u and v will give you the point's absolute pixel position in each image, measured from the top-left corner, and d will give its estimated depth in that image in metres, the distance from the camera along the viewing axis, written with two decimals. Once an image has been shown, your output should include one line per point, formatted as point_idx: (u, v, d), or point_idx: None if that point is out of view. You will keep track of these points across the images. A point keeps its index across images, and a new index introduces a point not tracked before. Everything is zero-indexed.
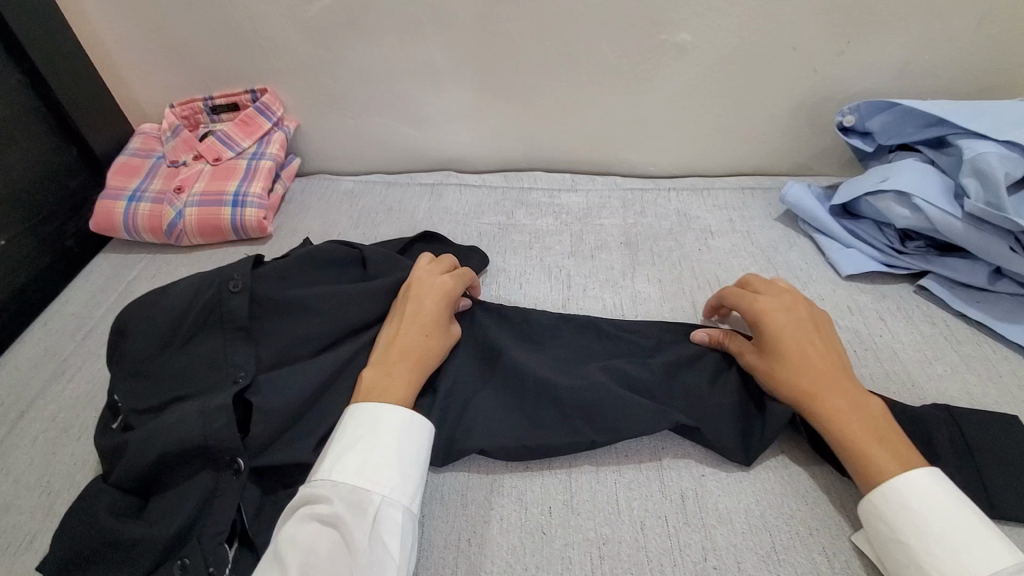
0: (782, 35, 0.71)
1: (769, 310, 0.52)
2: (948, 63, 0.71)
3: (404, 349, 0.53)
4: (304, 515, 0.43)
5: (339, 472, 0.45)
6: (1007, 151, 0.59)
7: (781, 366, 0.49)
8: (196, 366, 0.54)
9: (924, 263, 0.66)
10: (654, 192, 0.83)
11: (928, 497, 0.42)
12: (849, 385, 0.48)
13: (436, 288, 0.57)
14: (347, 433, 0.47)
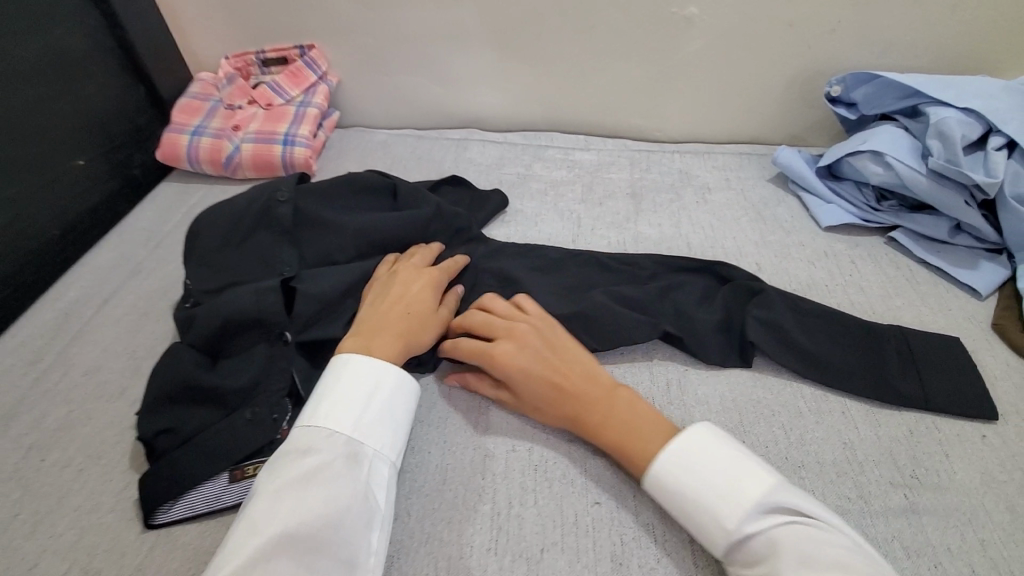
0: (779, 12, 0.80)
1: (507, 356, 0.53)
2: (925, 45, 0.80)
3: (385, 326, 0.54)
4: (289, 470, 0.43)
5: (331, 428, 0.47)
6: (965, 117, 0.68)
7: (542, 407, 0.52)
8: (252, 260, 0.63)
9: (896, 219, 0.74)
10: (659, 153, 0.92)
11: (670, 493, 0.45)
12: (601, 398, 0.50)
13: (422, 276, 0.60)
14: (343, 388, 0.49)
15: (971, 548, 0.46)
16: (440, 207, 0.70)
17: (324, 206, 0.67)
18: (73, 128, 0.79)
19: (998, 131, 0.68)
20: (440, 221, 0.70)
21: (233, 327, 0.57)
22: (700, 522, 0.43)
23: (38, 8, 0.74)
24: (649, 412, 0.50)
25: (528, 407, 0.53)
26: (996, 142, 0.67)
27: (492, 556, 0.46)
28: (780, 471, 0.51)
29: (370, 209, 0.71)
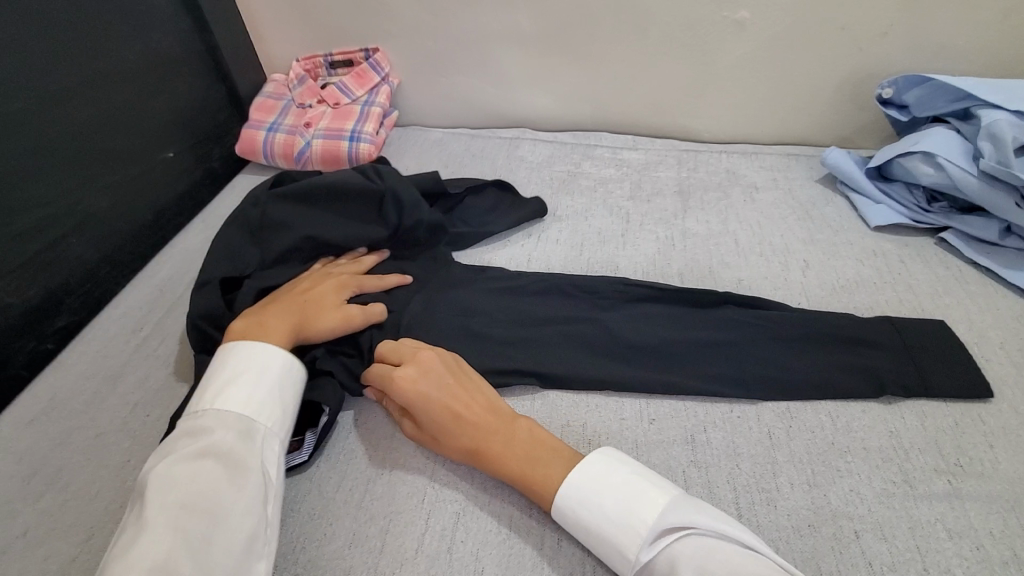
0: (828, 17, 0.82)
1: (405, 380, 0.53)
2: (980, 48, 0.81)
3: (282, 307, 0.60)
4: (176, 451, 0.46)
5: (218, 408, 0.50)
6: (1018, 119, 0.69)
7: (440, 432, 0.52)
8: (231, 258, 0.66)
9: (946, 220, 0.75)
10: (706, 153, 0.94)
11: (576, 523, 0.46)
12: (497, 422, 0.52)
13: (333, 280, 0.66)
14: (231, 374, 0.52)
15: (1014, 532, 0.47)
16: (422, 219, 0.72)
17: (302, 212, 0.69)
18: (165, 124, 0.87)
19: None
20: (413, 236, 0.73)
21: (229, 322, 0.62)
22: (612, 556, 0.45)
23: (142, 15, 0.82)
24: (549, 437, 0.51)
25: (428, 437, 0.53)
26: None
27: (549, 517, 0.50)
28: (825, 454, 0.53)
29: (354, 213, 0.71)
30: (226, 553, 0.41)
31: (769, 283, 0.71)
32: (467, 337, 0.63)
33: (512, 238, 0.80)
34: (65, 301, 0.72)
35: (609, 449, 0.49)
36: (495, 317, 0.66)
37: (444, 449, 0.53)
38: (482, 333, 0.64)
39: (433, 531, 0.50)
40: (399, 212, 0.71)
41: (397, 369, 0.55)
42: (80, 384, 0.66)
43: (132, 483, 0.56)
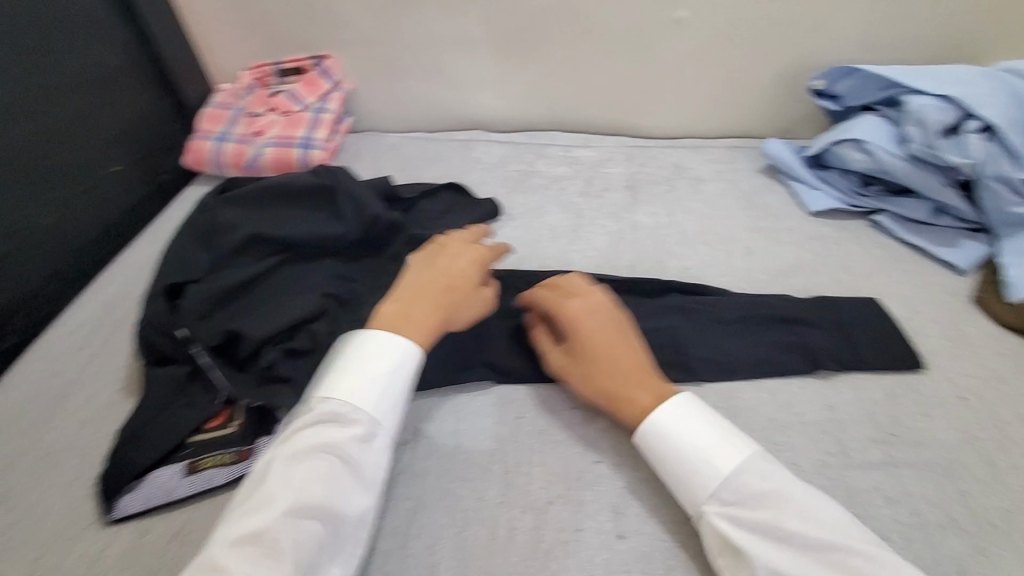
0: (761, 14, 0.85)
1: (583, 315, 0.56)
2: (903, 40, 0.85)
3: (424, 295, 0.56)
4: (301, 440, 0.47)
5: (344, 399, 0.50)
6: (941, 104, 0.72)
7: (598, 369, 0.54)
8: (180, 264, 0.65)
9: (880, 203, 0.78)
10: (655, 149, 0.97)
11: (661, 446, 0.49)
12: (647, 380, 0.53)
13: (467, 254, 0.61)
14: (355, 362, 0.52)
15: (940, 493, 0.50)
16: (378, 216, 0.71)
17: (251, 213, 0.69)
18: (109, 138, 0.85)
19: (975, 115, 0.70)
20: (375, 234, 0.72)
21: (171, 327, 0.60)
22: (685, 479, 0.48)
23: (80, 28, 0.81)
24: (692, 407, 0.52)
25: (580, 370, 0.55)
26: (973, 126, 0.69)
27: (503, 508, 0.51)
28: (766, 431, 0.55)
29: (305, 210, 0.71)
30: (327, 558, 0.44)
31: (714, 270, 0.74)
32: None
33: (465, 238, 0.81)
34: (7, 322, 0.70)
35: (690, 394, 0.52)
36: None
37: (591, 386, 0.54)
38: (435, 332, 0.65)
39: (388, 529, 0.50)
40: (351, 206, 0.71)
41: (571, 300, 0.57)
42: (23, 405, 0.64)
43: (80, 501, 0.55)
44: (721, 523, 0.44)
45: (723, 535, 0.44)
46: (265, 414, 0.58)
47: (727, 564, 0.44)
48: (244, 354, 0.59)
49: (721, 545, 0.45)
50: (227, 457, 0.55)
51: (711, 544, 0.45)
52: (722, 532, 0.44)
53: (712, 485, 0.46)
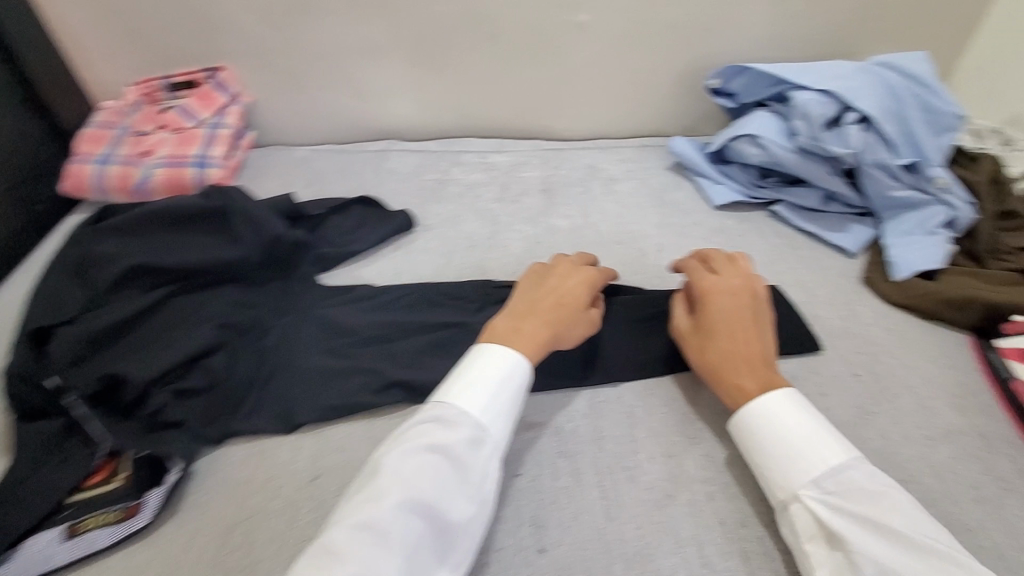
0: (659, 16, 0.88)
1: (720, 292, 0.58)
2: (789, 39, 0.90)
3: (537, 313, 0.57)
4: (411, 439, 0.47)
5: (455, 404, 0.49)
6: (823, 98, 0.76)
7: (708, 346, 0.55)
8: (49, 305, 0.60)
9: (777, 194, 0.82)
10: (569, 151, 0.98)
11: (760, 432, 0.50)
12: (757, 361, 0.53)
13: (579, 274, 0.62)
14: (473, 369, 0.51)
15: None
16: (279, 235, 0.67)
17: (129, 242, 0.65)
18: None
19: (853, 108, 0.74)
20: (278, 255, 0.68)
21: (39, 377, 0.55)
22: (779, 469, 0.48)
23: None
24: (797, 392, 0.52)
25: (695, 343, 0.57)
26: (851, 118, 0.74)
27: None
28: (682, 426, 0.57)
29: (192, 234, 0.66)
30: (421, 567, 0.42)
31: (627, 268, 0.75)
32: (330, 359, 0.60)
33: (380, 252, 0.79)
34: None
35: (797, 391, 0.52)
36: (361, 334, 0.63)
37: (700, 356, 0.56)
38: (345, 354, 0.61)
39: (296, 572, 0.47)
40: (246, 228, 0.66)
41: (718, 275, 0.60)
42: None
43: None
44: (817, 515, 0.45)
45: (817, 525, 0.44)
46: (154, 461, 0.52)
47: (815, 553, 0.44)
48: (128, 399, 0.56)
49: (810, 534, 0.45)
50: (110, 516, 0.50)
51: (798, 532, 0.45)
52: (817, 522, 0.45)
53: (809, 479, 0.46)
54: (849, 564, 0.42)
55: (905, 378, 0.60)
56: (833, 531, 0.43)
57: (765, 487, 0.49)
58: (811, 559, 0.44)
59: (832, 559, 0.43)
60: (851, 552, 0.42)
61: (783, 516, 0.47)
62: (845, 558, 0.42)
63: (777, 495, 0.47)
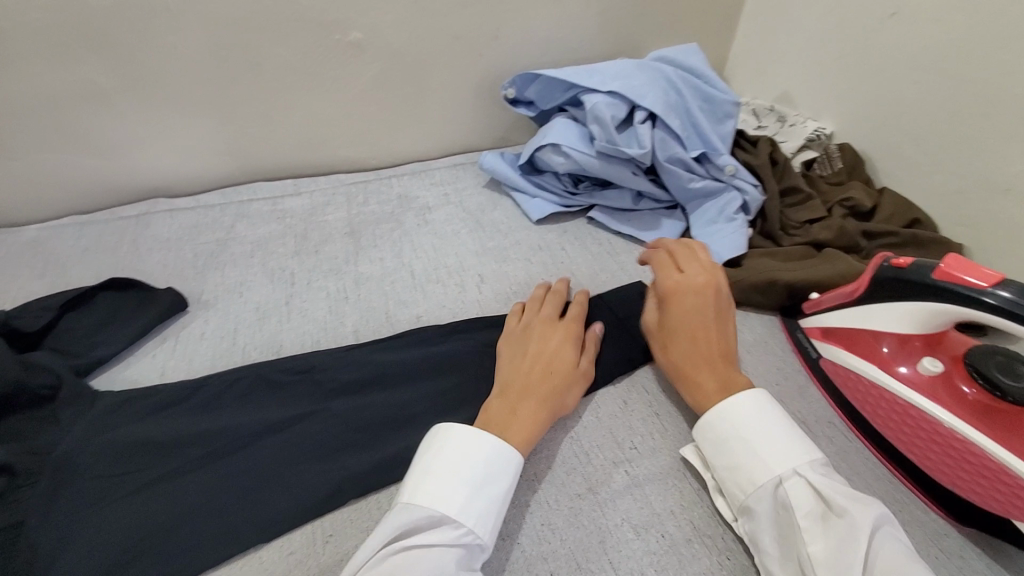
0: (441, 26, 0.81)
1: (680, 283, 0.56)
2: (577, 39, 0.88)
3: (531, 388, 0.51)
4: (421, 563, 0.40)
5: (468, 522, 0.42)
6: (612, 99, 0.74)
7: (672, 344, 0.54)
8: None
9: (591, 199, 0.79)
10: (377, 181, 0.88)
11: (729, 422, 0.47)
12: (723, 359, 0.52)
13: (559, 329, 0.57)
14: (484, 473, 0.44)
15: (688, 503, 0.48)
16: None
17: None
18: None
19: (639, 106, 0.73)
20: None
21: None
22: (768, 446, 0.44)
23: None
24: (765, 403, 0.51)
25: (658, 333, 0.56)
26: (640, 116, 0.73)
27: None
28: (515, 491, 0.49)
29: None
30: None
31: (447, 311, 0.67)
32: (57, 527, 0.45)
33: (141, 350, 0.63)
34: None
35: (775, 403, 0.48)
36: (104, 477, 0.48)
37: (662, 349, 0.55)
38: (81, 511, 0.46)
39: None
40: None
41: (682, 272, 0.57)
42: None
43: None
44: (817, 491, 0.42)
45: (816, 502, 0.41)
46: None
47: (810, 528, 0.40)
48: None
49: (807, 509, 0.41)
50: None
51: (794, 506, 0.41)
52: (816, 498, 0.42)
53: (809, 461, 0.44)
54: (849, 533, 0.39)
55: None
56: (838, 503, 0.40)
57: (748, 469, 0.44)
58: (805, 533, 0.40)
59: (830, 535, 0.39)
60: (855, 521, 0.39)
61: (771, 495, 0.43)
62: (849, 530, 0.39)
63: (766, 473, 0.43)
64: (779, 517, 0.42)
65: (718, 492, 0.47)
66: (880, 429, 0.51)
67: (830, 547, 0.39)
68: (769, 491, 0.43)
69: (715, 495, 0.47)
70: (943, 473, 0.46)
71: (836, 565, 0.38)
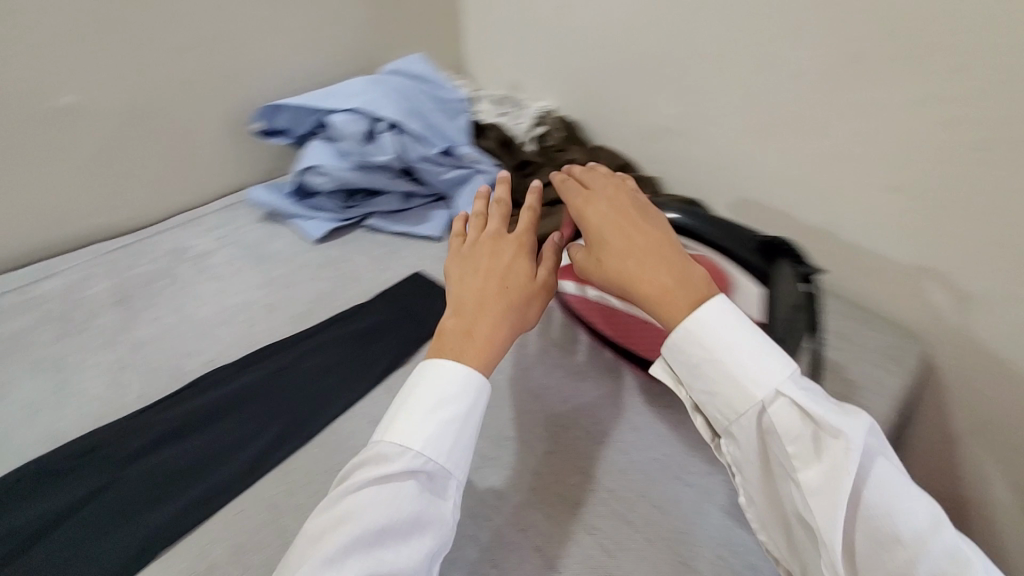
0: (165, 75, 0.80)
1: (594, 199, 0.54)
2: (316, 64, 0.93)
3: (485, 307, 0.50)
4: (379, 493, 0.42)
5: (421, 443, 0.44)
6: (352, 115, 0.80)
7: (610, 254, 0.50)
8: None
9: (364, 209, 0.85)
10: (143, 242, 0.85)
11: (705, 351, 0.45)
12: (669, 248, 0.50)
13: (509, 241, 0.55)
14: (439, 400, 0.45)
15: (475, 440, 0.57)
16: None
17: None
18: None
19: (379, 117, 0.81)
20: None
21: None
22: (754, 372, 0.44)
23: None
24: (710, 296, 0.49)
25: (591, 262, 0.52)
26: (381, 126, 0.80)
27: None
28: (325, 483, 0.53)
29: None
30: None
31: (239, 348, 0.68)
32: None
33: None
34: None
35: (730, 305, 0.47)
36: None
37: (598, 270, 0.51)
38: None
39: None
40: None
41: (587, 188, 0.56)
42: None
43: None
44: (802, 410, 0.42)
45: (802, 422, 0.42)
46: None
47: (800, 454, 0.42)
48: None
49: (795, 434, 0.42)
50: None
51: (780, 431, 0.43)
52: (801, 418, 0.42)
53: (789, 377, 0.44)
54: (845, 456, 0.40)
55: None
56: (827, 425, 0.41)
57: (731, 398, 0.44)
58: (798, 461, 0.42)
59: (820, 462, 0.41)
60: (847, 453, 0.40)
61: (756, 422, 0.44)
62: (843, 451, 0.41)
63: (756, 394, 0.43)
64: (767, 436, 0.44)
65: (695, 412, 0.48)
66: (614, 335, 0.65)
67: (823, 473, 0.41)
68: (753, 416, 0.44)
69: (693, 412, 0.48)
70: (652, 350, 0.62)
71: (829, 488, 0.40)
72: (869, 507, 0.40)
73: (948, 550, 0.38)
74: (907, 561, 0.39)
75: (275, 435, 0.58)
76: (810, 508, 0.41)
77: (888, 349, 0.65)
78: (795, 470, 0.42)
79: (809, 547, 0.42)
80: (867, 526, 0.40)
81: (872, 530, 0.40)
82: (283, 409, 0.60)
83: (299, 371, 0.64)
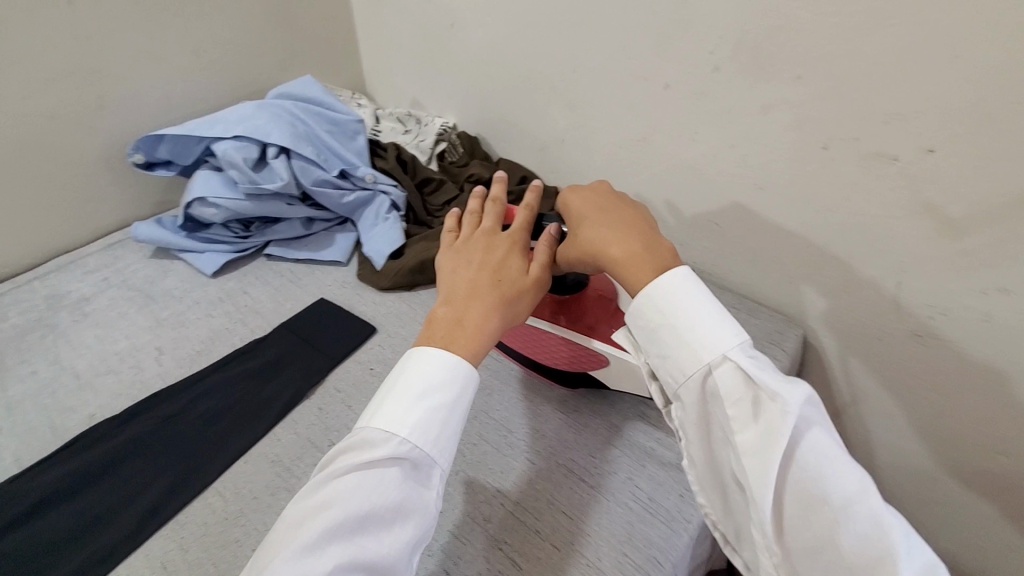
0: (27, 109, 0.74)
1: (579, 189, 0.53)
2: (202, 90, 0.89)
3: (477, 298, 0.48)
4: (361, 480, 0.39)
5: (408, 429, 0.41)
6: (239, 143, 0.77)
7: (584, 232, 0.49)
8: None
9: (263, 237, 0.82)
10: (14, 292, 0.78)
11: (658, 314, 0.43)
12: (643, 226, 0.48)
13: (503, 240, 0.53)
14: (426, 386, 0.43)
15: None
16: None
17: None
18: None
19: (268, 143, 0.78)
20: None
21: None
22: (701, 333, 0.41)
23: None
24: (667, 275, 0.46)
25: (569, 238, 0.51)
26: (272, 152, 0.78)
27: None
28: (221, 533, 0.51)
29: None
30: None
31: (125, 397, 0.64)
32: None
33: None
34: None
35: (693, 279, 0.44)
36: None
37: (572, 247, 0.50)
38: None
39: None
40: None
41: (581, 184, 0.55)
42: None
43: None
44: (748, 377, 0.39)
45: (746, 387, 0.39)
46: None
47: (738, 415, 0.39)
48: None
49: (736, 396, 0.39)
50: None
51: (721, 394, 0.40)
52: (743, 382, 0.39)
53: (737, 344, 0.41)
54: (779, 418, 0.37)
55: (404, 350, 0.68)
56: (765, 386, 0.38)
57: (677, 359, 0.42)
58: (734, 423, 0.39)
59: (757, 423, 0.38)
60: (782, 415, 0.37)
61: (699, 387, 0.41)
62: (780, 414, 0.37)
63: (699, 356, 0.41)
64: (713, 399, 0.41)
65: (652, 378, 0.46)
66: (511, 345, 0.63)
67: (758, 435, 0.38)
68: (697, 380, 0.41)
69: (648, 378, 0.46)
70: (553, 360, 0.61)
71: (760, 453, 0.37)
72: (800, 473, 0.37)
73: (872, 516, 0.35)
74: (830, 526, 0.35)
75: (166, 488, 0.54)
76: (742, 469, 0.38)
77: (770, 334, 0.69)
78: (732, 432, 0.39)
79: (741, 509, 0.40)
80: (797, 489, 0.37)
81: (802, 492, 0.37)
82: (174, 459, 0.57)
83: (192, 418, 0.61)
